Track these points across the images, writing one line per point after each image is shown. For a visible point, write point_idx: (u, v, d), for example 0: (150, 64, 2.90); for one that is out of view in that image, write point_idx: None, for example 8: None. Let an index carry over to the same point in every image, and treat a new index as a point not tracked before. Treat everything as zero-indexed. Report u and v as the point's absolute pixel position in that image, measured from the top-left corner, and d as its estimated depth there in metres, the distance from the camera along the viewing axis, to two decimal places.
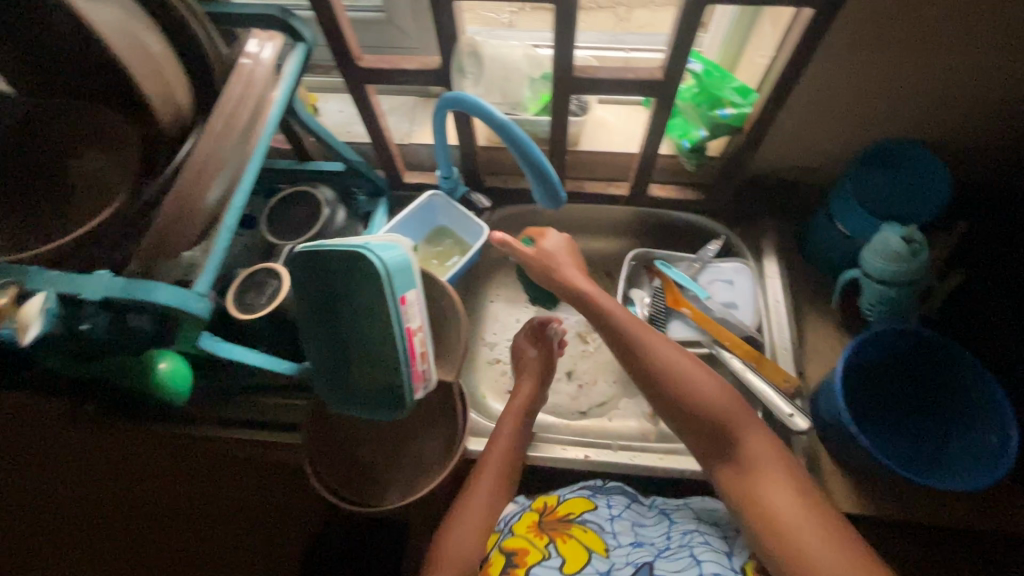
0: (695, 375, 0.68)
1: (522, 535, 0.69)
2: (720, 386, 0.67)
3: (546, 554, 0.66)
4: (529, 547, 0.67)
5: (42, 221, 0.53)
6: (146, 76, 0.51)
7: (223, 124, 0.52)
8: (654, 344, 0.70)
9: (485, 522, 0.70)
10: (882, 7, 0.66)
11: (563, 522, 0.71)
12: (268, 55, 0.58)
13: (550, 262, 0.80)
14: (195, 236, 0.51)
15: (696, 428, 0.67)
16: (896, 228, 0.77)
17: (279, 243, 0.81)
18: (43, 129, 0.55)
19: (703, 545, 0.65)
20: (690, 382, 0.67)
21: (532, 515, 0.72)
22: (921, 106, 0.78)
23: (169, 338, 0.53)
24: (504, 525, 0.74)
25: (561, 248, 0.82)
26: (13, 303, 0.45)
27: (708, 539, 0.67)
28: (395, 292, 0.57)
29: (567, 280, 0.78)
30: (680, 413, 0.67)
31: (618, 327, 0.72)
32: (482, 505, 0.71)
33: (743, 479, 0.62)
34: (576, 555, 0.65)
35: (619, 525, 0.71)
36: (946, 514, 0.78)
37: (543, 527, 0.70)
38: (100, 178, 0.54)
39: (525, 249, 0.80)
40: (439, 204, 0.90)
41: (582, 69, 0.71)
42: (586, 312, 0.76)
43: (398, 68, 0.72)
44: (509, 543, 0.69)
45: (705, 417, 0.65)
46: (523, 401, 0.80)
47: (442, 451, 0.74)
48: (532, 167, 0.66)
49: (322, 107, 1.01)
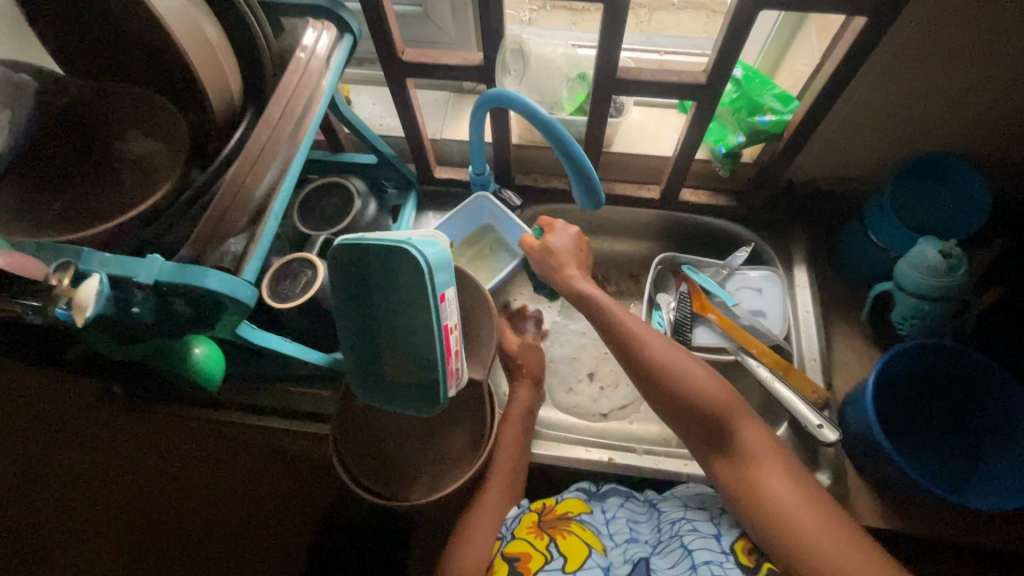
0: (687, 369, 0.65)
1: (521, 537, 0.67)
2: (714, 378, 0.65)
3: (549, 556, 0.63)
4: (530, 551, 0.64)
5: (91, 202, 0.53)
6: (203, 61, 0.51)
7: (279, 113, 0.52)
8: (646, 339, 0.67)
9: (498, 522, 0.70)
10: (938, 18, 0.65)
11: (561, 519, 0.69)
12: (321, 46, 0.58)
13: (552, 258, 0.75)
14: (244, 223, 0.52)
15: (694, 425, 0.63)
16: (933, 242, 0.76)
17: (312, 234, 0.81)
18: (95, 110, 0.55)
19: (693, 532, 0.64)
20: (683, 375, 0.64)
21: (531, 515, 0.70)
22: (965, 119, 0.77)
23: (212, 324, 0.54)
24: (505, 529, 0.70)
25: (567, 247, 0.76)
26: (71, 284, 0.45)
27: (696, 524, 0.65)
28: (436, 289, 0.57)
29: (565, 275, 0.73)
30: (675, 411, 0.64)
31: (611, 319, 0.69)
32: (496, 506, 0.72)
33: (742, 472, 0.59)
34: (577, 552, 0.64)
35: (615, 525, 0.69)
36: (969, 532, 0.78)
37: (540, 526, 0.68)
38: (149, 161, 0.54)
39: (530, 241, 0.76)
40: (490, 207, 0.90)
41: (626, 70, 0.71)
42: (586, 311, 0.72)
43: (441, 63, 0.72)
44: (511, 547, 0.66)
45: (702, 411, 0.62)
46: (523, 405, 0.80)
47: (464, 448, 0.75)
48: (575, 168, 0.65)
49: (356, 99, 1.01)
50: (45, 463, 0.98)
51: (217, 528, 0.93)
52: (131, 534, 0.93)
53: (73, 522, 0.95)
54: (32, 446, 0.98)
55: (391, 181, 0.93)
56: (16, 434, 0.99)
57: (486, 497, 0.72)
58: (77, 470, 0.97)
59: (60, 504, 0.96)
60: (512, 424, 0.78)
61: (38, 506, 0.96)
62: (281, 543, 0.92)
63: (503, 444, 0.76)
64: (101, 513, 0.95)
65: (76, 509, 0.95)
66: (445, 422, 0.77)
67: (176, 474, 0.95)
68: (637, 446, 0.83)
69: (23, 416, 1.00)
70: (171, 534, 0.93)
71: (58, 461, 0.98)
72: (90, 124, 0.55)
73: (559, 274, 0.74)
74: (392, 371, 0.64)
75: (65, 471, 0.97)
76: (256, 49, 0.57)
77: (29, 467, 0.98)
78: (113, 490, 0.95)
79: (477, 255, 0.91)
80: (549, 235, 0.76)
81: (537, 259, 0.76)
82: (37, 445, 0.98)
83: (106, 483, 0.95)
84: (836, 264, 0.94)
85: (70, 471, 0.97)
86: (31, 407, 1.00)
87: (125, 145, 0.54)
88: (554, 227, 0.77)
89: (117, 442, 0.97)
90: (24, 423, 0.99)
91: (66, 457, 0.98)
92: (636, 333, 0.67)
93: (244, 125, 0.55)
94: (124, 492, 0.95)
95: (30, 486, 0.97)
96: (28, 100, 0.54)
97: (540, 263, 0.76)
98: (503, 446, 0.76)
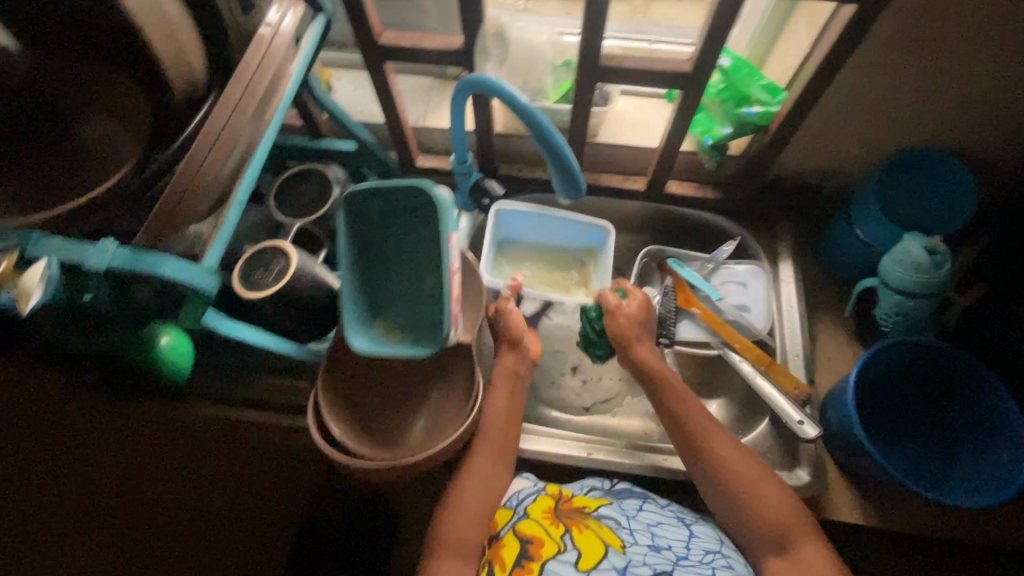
0: (753, 470, 0.65)
1: (536, 519, 0.64)
2: (779, 484, 0.65)
3: (563, 545, 0.60)
4: (544, 536, 0.62)
5: (44, 185, 0.50)
6: (159, 38, 0.48)
7: (241, 94, 0.50)
8: (715, 441, 0.68)
9: (484, 511, 0.65)
10: (925, 10, 0.64)
11: (579, 512, 0.67)
12: (288, 24, 0.55)
13: (626, 328, 0.77)
14: (206, 208, 0.50)
15: (754, 528, 0.62)
16: (918, 238, 0.76)
17: (287, 221, 0.79)
18: (45, 88, 0.52)
19: (728, 569, 0.60)
20: (747, 476, 0.65)
21: (547, 500, 0.68)
22: (952, 114, 0.76)
23: (172, 314, 0.52)
24: (517, 502, 0.68)
25: (640, 314, 0.79)
26: (14, 268, 0.44)
27: (730, 563, 0.61)
28: (446, 226, 0.61)
29: (638, 353, 0.76)
30: (733, 510, 0.65)
31: (675, 408, 0.72)
32: (484, 478, 0.67)
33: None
34: (592, 549, 0.60)
35: (636, 523, 0.67)
36: (949, 530, 0.78)
37: (558, 514, 0.65)
38: (104, 143, 0.51)
39: (609, 296, 0.78)
40: (602, 242, 0.91)
41: (609, 57, 0.69)
42: (653, 390, 0.75)
43: (419, 46, 0.70)
44: (523, 526, 0.64)
45: (765, 516, 0.62)
46: (513, 361, 0.77)
47: (445, 424, 0.71)
48: (555, 158, 0.63)
49: (336, 84, 0.98)
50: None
51: None
52: None
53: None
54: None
55: (373, 169, 0.91)
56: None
57: (473, 464, 0.69)
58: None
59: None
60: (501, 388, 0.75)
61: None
62: None
63: (491, 419, 0.73)
64: None
65: None
66: (421, 405, 0.74)
67: None
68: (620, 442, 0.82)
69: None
70: None
71: None
72: (45, 102, 0.52)
73: (640, 346, 0.76)
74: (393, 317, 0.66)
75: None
76: (221, 25, 0.54)
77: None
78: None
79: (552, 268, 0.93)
80: (630, 302, 0.79)
81: (618, 321, 0.77)
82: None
83: None
84: (822, 259, 0.93)
85: None
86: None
87: (83, 123, 0.52)
88: (633, 295, 0.80)
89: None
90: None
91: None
92: (706, 436, 0.68)
93: (205, 106, 0.52)
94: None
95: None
96: None
97: (619, 329, 0.77)
98: (489, 425, 0.72)
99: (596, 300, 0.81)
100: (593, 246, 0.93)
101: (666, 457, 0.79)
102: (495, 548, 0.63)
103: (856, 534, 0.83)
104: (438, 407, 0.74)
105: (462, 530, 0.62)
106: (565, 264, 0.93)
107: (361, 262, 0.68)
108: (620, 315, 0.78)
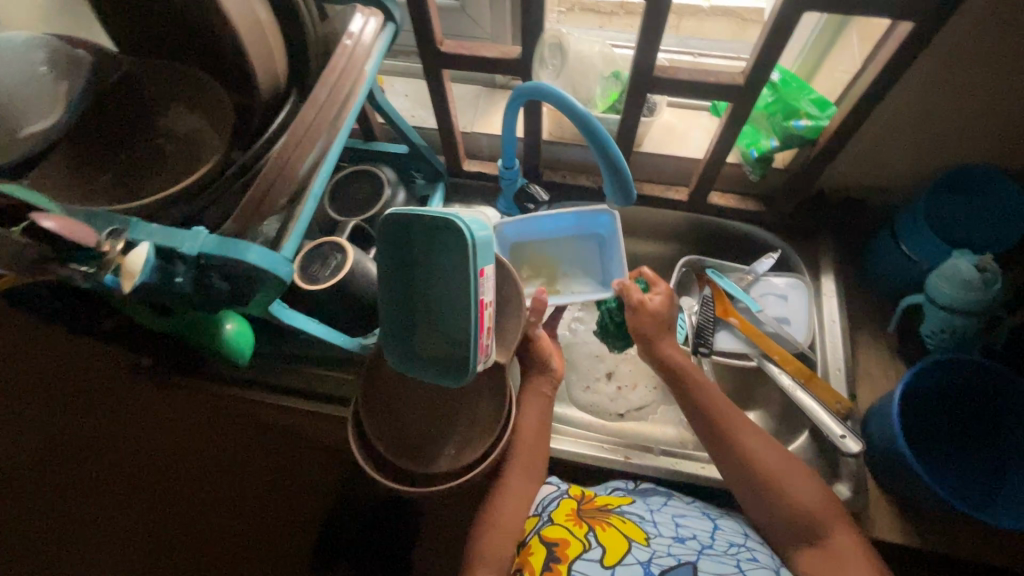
0: (791, 476, 0.66)
1: (559, 522, 0.67)
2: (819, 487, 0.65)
3: (586, 544, 0.62)
4: (568, 538, 0.63)
5: (133, 176, 0.54)
6: (254, 44, 0.52)
7: (326, 96, 0.53)
8: (742, 435, 0.69)
9: (513, 526, 0.67)
10: (984, 29, 0.64)
11: (601, 511, 0.68)
12: (368, 33, 0.58)
13: (650, 328, 0.77)
14: (286, 203, 0.53)
15: (790, 524, 0.63)
16: (967, 256, 0.75)
17: (340, 219, 0.83)
18: (139, 84, 0.56)
19: (753, 562, 0.60)
20: (786, 482, 0.65)
21: (570, 503, 0.71)
22: (1009, 132, 0.75)
23: (246, 299, 0.55)
24: (541, 509, 0.72)
25: (661, 305, 0.77)
26: (122, 253, 0.47)
27: (756, 556, 0.62)
28: (477, 263, 0.56)
29: (663, 354, 0.76)
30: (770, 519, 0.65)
31: (709, 413, 0.72)
32: (516, 496, 0.70)
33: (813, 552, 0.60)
34: (616, 545, 0.61)
35: (660, 516, 0.68)
36: (994, 556, 0.76)
37: (580, 515, 0.68)
38: (189, 138, 0.55)
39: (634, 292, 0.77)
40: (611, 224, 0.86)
41: (662, 69, 0.71)
42: (676, 385, 0.75)
43: (479, 55, 0.73)
44: (549, 532, 0.66)
45: (800, 520, 0.63)
46: (545, 380, 0.79)
47: (477, 440, 0.68)
48: (611, 166, 0.64)
49: (389, 89, 1.02)
50: (57, 448, 1.00)
51: (234, 503, 0.95)
52: (147, 506, 0.96)
53: (82, 508, 0.97)
54: (45, 430, 1.01)
55: (421, 172, 0.94)
56: (31, 418, 1.02)
57: (506, 484, 0.71)
58: (90, 456, 0.99)
59: (74, 488, 0.98)
60: (530, 407, 0.77)
61: (48, 490, 0.98)
62: (295, 525, 0.94)
63: (522, 439, 0.73)
64: (118, 495, 0.97)
65: (95, 484, 0.98)
66: (458, 420, 0.70)
67: (188, 465, 0.97)
68: (655, 447, 0.83)
69: (38, 399, 1.03)
70: (188, 508, 0.95)
71: (82, 431, 1.00)
72: (135, 100, 0.56)
73: (665, 342, 0.76)
74: (429, 337, 0.64)
75: (79, 457, 0.99)
76: (303, 31, 0.58)
77: (41, 452, 1.00)
78: (123, 480, 0.97)
79: (571, 264, 0.90)
80: (654, 295, 0.78)
81: (643, 319, 0.76)
82: (51, 429, 1.01)
83: (128, 455, 0.98)
84: (864, 274, 0.93)
85: (83, 457, 0.99)
86: (53, 389, 1.03)
87: (175, 121, 0.55)
88: (657, 286, 0.79)
89: (130, 430, 0.99)
90: (41, 407, 1.02)
91: (79, 443, 1.00)
92: (731, 428, 0.70)
93: (288, 106, 0.56)
94: (135, 482, 0.97)
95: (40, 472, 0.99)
96: (82, 73, 0.54)
97: (643, 323, 0.77)
98: (518, 445, 0.73)
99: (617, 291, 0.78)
100: (604, 228, 0.88)
101: (702, 465, 0.80)
102: (525, 557, 0.64)
103: (901, 557, 0.81)
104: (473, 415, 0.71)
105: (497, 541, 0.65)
106: (583, 256, 0.90)
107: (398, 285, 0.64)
108: (646, 311, 0.77)
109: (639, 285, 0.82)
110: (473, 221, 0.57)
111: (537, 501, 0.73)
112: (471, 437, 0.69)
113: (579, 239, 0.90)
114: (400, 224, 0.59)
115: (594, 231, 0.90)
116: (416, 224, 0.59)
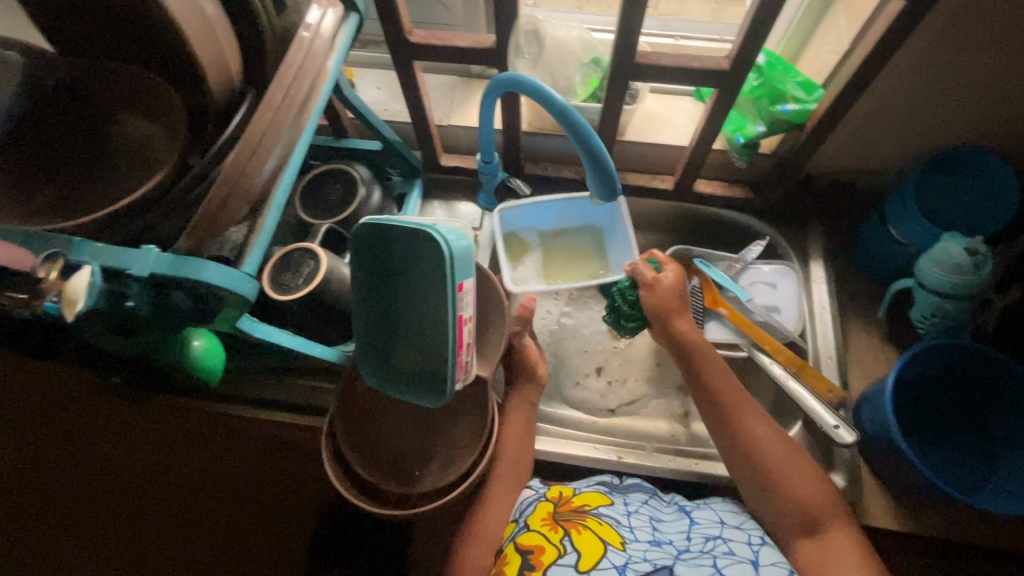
0: (795, 470, 0.64)
1: (535, 528, 0.64)
2: (821, 483, 0.64)
3: (562, 549, 0.60)
4: (543, 543, 0.62)
5: (76, 189, 0.50)
6: (202, 42, 0.48)
7: (283, 97, 0.49)
8: (749, 421, 0.68)
9: (497, 536, 0.65)
10: (972, 5, 0.62)
11: (576, 512, 0.66)
12: (326, 25, 0.54)
13: (664, 306, 0.76)
14: (245, 214, 0.49)
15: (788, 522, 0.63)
16: (959, 238, 0.73)
17: (312, 222, 0.79)
18: (77, 87, 0.51)
19: (729, 557, 0.59)
20: (790, 476, 0.64)
21: (547, 505, 0.68)
22: (997, 111, 0.73)
23: (208, 318, 0.51)
24: (520, 515, 0.69)
25: (675, 286, 0.77)
26: (60, 277, 0.43)
27: (733, 548, 0.61)
28: (454, 278, 0.53)
29: (681, 332, 0.75)
30: (776, 521, 0.64)
31: (714, 394, 0.71)
32: (497, 509, 0.68)
33: (820, 558, 0.59)
34: (591, 548, 0.60)
35: (636, 520, 0.66)
36: (982, 536, 0.76)
37: (556, 518, 0.65)
38: (137, 146, 0.50)
39: (646, 272, 0.78)
40: (613, 212, 0.86)
41: (643, 55, 0.68)
42: (687, 364, 0.74)
43: (449, 45, 0.69)
44: (525, 539, 0.64)
45: (798, 513, 0.62)
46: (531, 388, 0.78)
47: (462, 452, 0.66)
48: (594, 160, 0.61)
49: (359, 82, 0.97)
50: (26, 478, 0.96)
51: (218, 515, 0.92)
52: (128, 521, 0.93)
53: (63, 526, 0.94)
54: (15, 450, 0.97)
55: (396, 169, 0.90)
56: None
57: (487, 496, 0.69)
58: (65, 474, 0.96)
59: (52, 506, 0.95)
60: (515, 418, 0.75)
61: (23, 514, 0.95)
62: (282, 536, 0.92)
63: (507, 445, 0.72)
64: (98, 511, 0.94)
65: (73, 500, 0.95)
66: (445, 435, 0.67)
67: (167, 481, 0.94)
68: (648, 444, 0.82)
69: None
70: (170, 522, 0.93)
71: (54, 448, 0.96)
72: (76, 105, 0.51)
73: (679, 320, 0.76)
74: (404, 354, 0.61)
75: (52, 482, 0.96)
76: (257, 26, 0.53)
77: (11, 477, 0.96)
78: (101, 496, 0.94)
79: (563, 255, 0.88)
80: (667, 275, 0.78)
81: (658, 297, 0.77)
82: (18, 454, 0.97)
83: (102, 470, 0.95)
84: (854, 258, 0.92)
85: (59, 474, 0.96)
86: (21, 405, 0.98)
87: (118, 127, 0.51)
88: (669, 265, 0.79)
89: (99, 454, 0.95)
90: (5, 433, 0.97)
91: (52, 462, 0.96)
92: (742, 415, 0.69)
93: (243, 110, 0.52)
94: (113, 498, 0.94)
95: (10, 504, 0.95)
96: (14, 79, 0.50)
97: (660, 301, 0.76)
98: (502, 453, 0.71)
99: (629, 274, 0.80)
100: (604, 221, 0.88)
101: (696, 462, 0.78)
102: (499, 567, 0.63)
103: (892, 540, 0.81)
104: (456, 427, 0.68)
105: (473, 553, 0.63)
106: (577, 247, 0.88)
107: (375, 299, 0.60)
108: (660, 289, 0.77)
109: (651, 266, 0.80)
110: (450, 233, 0.54)
111: (515, 506, 0.70)
112: (455, 453, 0.66)
113: (574, 231, 0.89)
114: (377, 234, 0.56)
115: (590, 224, 0.89)
116: (392, 235, 0.55)
